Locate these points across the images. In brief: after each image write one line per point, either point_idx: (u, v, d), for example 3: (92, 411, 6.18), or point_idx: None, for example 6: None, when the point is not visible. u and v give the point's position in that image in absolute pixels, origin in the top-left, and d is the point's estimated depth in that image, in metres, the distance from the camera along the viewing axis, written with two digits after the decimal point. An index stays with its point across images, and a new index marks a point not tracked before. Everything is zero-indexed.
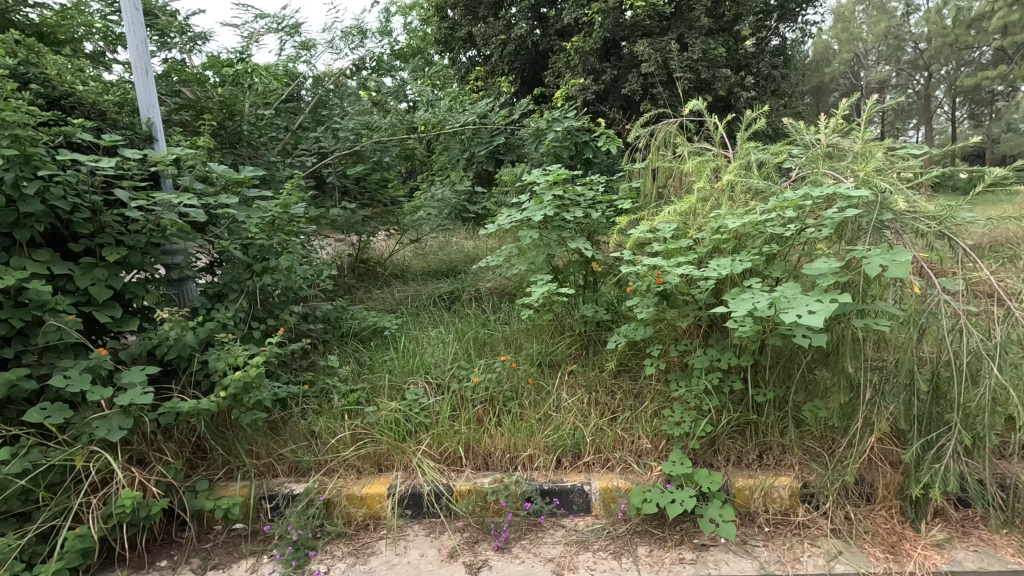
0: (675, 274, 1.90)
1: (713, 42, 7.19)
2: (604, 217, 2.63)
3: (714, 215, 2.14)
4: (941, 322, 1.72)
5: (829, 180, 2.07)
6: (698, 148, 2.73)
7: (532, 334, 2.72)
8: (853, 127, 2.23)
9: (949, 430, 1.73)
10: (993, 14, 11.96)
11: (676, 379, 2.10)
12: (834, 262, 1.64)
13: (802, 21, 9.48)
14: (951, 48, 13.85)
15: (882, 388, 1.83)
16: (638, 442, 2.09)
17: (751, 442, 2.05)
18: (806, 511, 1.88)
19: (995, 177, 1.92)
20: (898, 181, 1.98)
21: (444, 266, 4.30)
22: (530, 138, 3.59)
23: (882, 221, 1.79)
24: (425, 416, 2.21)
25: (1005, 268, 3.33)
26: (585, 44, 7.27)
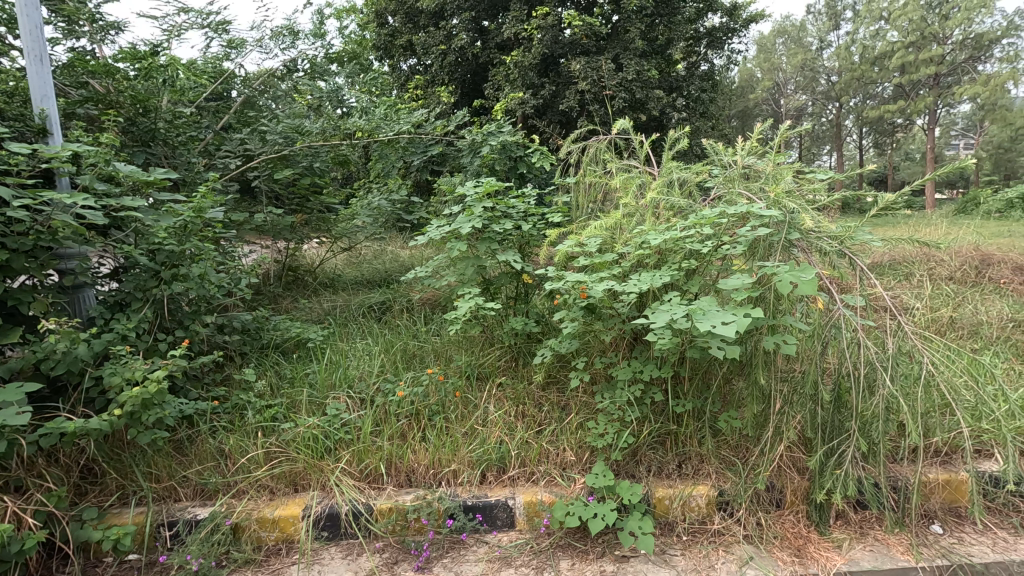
0: (599, 288, 1.93)
1: (646, 65, 7.57)
2: (535, 230, 2.64)
3: (639, 231, 2.20)
4: (842, 335, 1.83)
5: (744, 200, 2.17)
6: (627, 165, 2.80)
7: (461, 346, 2.68)
8: (766, 150, 2.37)
9: (848, 437, 1.84)
10: (893, 54, 13.43)
11: (601, 392, 2.13)
12: (747, 278, 1.72)
13: (728, 50, 10.14)
14: (858, 82, 15.20)
15: (791, 398, 1.92)
16: (564, 454, 2.09)
17: (671, 451, 2.10)
18: (721, 519, 1.94)
19: (888, 202, 2.08)
20: (806, 203, 2.11)
21: (378, 275, 4.19)
22: (466, 149, 3.58)
23: (790, 240, 1.89)
24: (346, 431, 2.12)
25: (901, 286, 3.65)
26: (525, 59, 7.39)
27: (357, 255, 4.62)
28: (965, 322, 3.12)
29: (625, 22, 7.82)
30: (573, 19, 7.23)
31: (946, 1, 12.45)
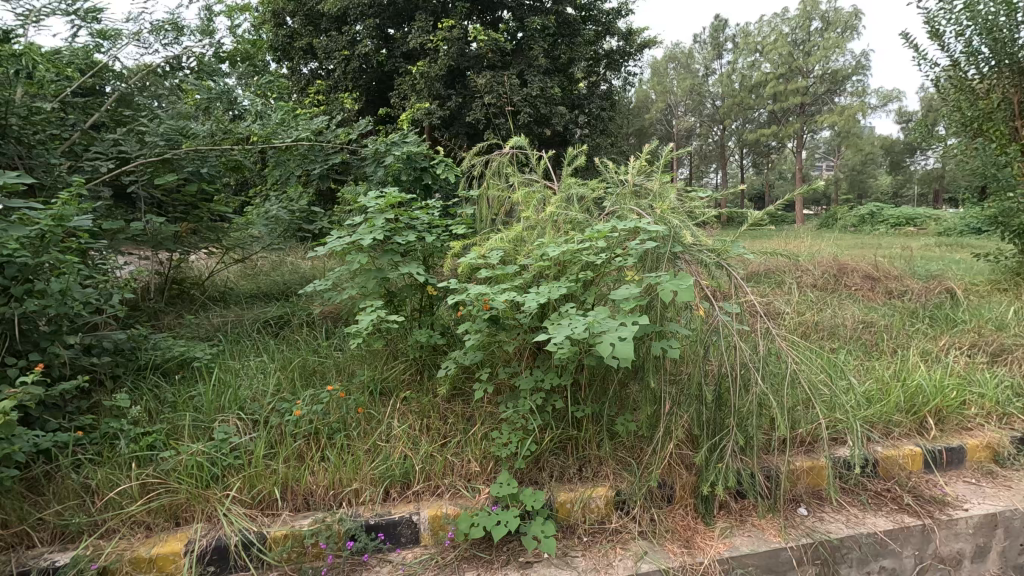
0: (500, 299, 1.97)
1: (549, 82, 7.88)
2: (439, 242, 2.64)
3: (539, 243, 2.27)
4: (721, 339, 2.00)
5: (634, 215, 2.32)
6: (529, 179, 2.88)
7: (365, 360, 2.60)
8: (653, 169, 2.54)
9: (728, 432, 2.01)
10: (767, 83, 15.02)
11: (505, 402, 2.17)
12: (636, 288, 1.83)
13: (625, 72, 10.80)
14: (738, 108, 16.75)
15: (679, 399, 2.06)
16: (469, 466, 2.09)
17: (572, 455, 2.18)
18: (618, 517, 2.03)
19: (756, 219, 2.31)
20: (687, 219, 2.29)
21: (275, 288, 3.97)
22: (369, 159, 3.51)
23: (675, 252, 2.04)
24: (236, 457, 1.98)
25: (773, 293, 4.07)
26: (431, 69, 7.38)
27: (252, 267, 4.35)
28: (824, 324, 3.52)
29: (529, 40, 8.09)
30: (479, 33, 7.35)
31: (808, 40, 14.18)
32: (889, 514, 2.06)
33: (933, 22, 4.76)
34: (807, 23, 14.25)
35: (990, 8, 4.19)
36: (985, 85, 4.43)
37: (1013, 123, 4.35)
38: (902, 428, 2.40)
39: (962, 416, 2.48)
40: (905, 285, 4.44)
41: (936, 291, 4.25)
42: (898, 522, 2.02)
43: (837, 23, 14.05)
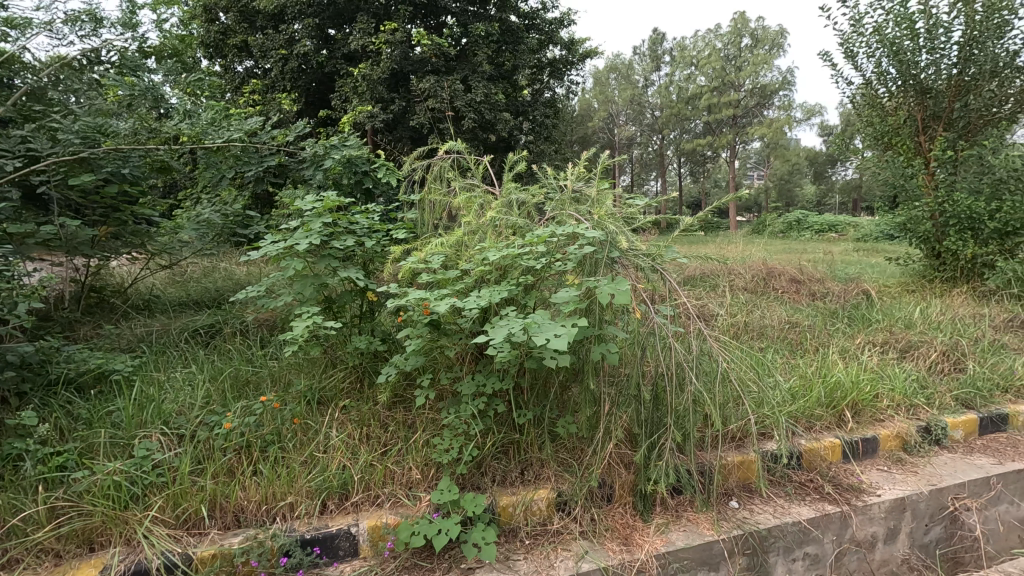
0: (440, 304, 1.95)
1: (493, 88, 7.93)
2: (380, 247, 2.59)
3: (480, 248, 2.27)
4: (656, 340, 2.06)
5: (573, 221, 2.36)
6: (471, 184, 2.88)
7: (302, 369, 2.51)
8: (592, 176, 2.60)
9: (665, 430, 2.07)
10: (702, 95, 15.73)
11: (447, 408, 2.15)
12: (575, 291, 1.86)
13: (568, 81, 11.03)
14: (675, 119, 17.44)
15: (618, 400, 2.11)
16: (410, 473, 2.05)
17: (513, 459, 2.18)
18: (560, 518, 2.05)
19: (688, 225, 2.41)
20: (624, 224, 2.35)
21: (206, 295, 3.78)
22: (307, 161, 3.41)
23: (612, 257, 2.10)
24: (159, 474, 1.86)
25: (707, 296, 4.26)
26: (373, 72, 7.27)
27: (181, 273, 4.12)
28: (754, 325, 3.70)
29: (473, 46, 8.12)
30: (422, 37, 7.29)
31: (738, 56, 14.99)
32: (812, 503, 2.18)
33: (848, 43, 5.13)
34: (738, 39, 15.02)
35: (896, 33, 4.56)
36: (893, 103, 4.81)
37: (917, 139, 4.74)
38: (823, 421, 2.55)
39: (875, 408, 2.67)
40: (826, 287, 4.74)
41: (854, 292, 4.56)
42: (820, 509, 2.14)
43: (765, 41, 14.90)
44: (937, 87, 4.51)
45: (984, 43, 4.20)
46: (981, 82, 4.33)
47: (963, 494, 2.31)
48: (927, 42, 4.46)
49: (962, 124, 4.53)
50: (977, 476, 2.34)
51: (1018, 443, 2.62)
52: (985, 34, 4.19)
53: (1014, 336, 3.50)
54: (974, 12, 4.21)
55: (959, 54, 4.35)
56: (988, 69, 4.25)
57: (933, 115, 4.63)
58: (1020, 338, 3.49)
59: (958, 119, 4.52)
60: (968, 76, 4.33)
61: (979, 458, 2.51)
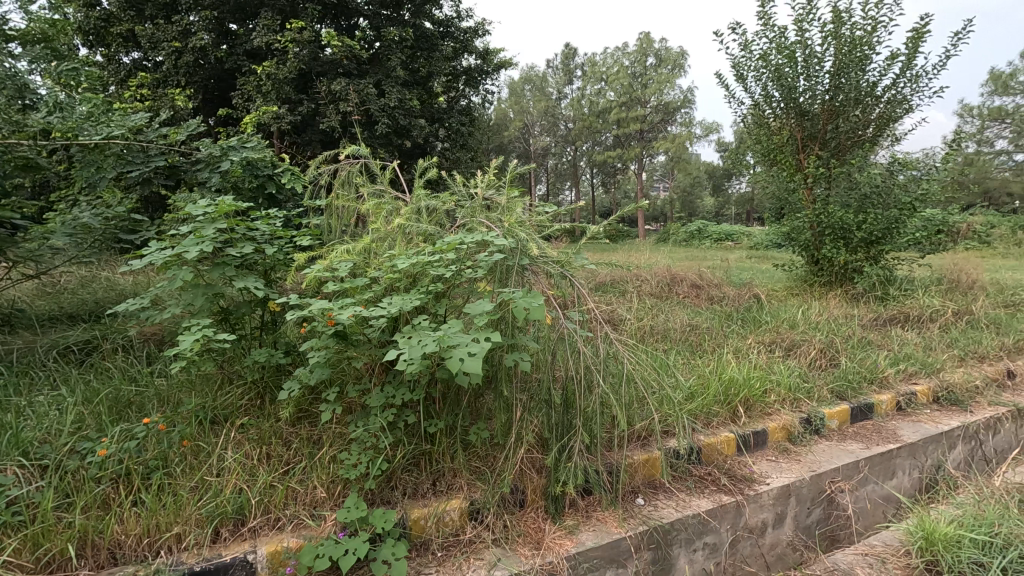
0: (345, 314, 1.87)
1: (408, 94, 7.83)
2: (282, 254, 2.45)
3: (389, 255, 2.21)
4: (565, 346, 2.10)
5: (484, 228, 2.36)
6: (380, 190, 2.80)
7: (193, 387, 2.31)
8: (502, 184, 2.62)
9: (574, 433, 2.11)
10: (611, 110, 16.48)
11: (354, 421, 2.05)
12: (484, 299, 1.85)
13: (484, 90, 11.12)
14: (587, 131, 18.14)
15: (529, 405, 2.12)
16: (314, 492, 1.91)
17: (426, 471, 2.13)
18: (473, 527, 2.02)
19: (595, 233, 2.48)
20: (534, 232, 2.38)
21: (82, 308, 3.39)
22: (200, 163, 3.16)
23: (522, 265, 2.12)
24: (15, 514, 1.62)
25: (616, 303, 4.43)
26: (278, 71, 6.91)
27: (52, 283, 3.68)
28: (658, 329, 3.90)
29: (386, 50, 7.98)
30: (332, 38, 7.04)
31: (644, 74, 15.87)
32: (710, 495, 2.31)
33: (738, 66, 5.57)
34: (643, 58, 15.90)
35: (779, 60, 5.04)
36: (777, 123, 5.28)
37: (797, 156, 5.24)
38: (719, 417, 2.72)
39: (764, 403, 2.89)
40: (723, 292, 5.10)
41: (746, 296, 4.94)
42: (717, 501, 2.26)
43: (668, 61, 15.85)
44: (813, 110, 5.00)
45: (849, 73, 4.72)
46: (847, 108, 4.86)
47: (838, 477, 2.54)
48: (803, 69, 4.94)
49: (834, 144, 5.06)
50: (848, 460, 2.59)
51: (882, 428, 2.93)
52: (850, 65, 4.71)
53: (878, 333, 3.94)
54: (841, 45, 4.73)
55: (830, 81, 4.86)
56: (852, 96, 4.79)
57: (810, 135, 5.13)
58: (882, 334, 3.93)
59: (830, 139, 5.07)
60: (838, 102, 4.86)
61: (850, 444, 2.77)
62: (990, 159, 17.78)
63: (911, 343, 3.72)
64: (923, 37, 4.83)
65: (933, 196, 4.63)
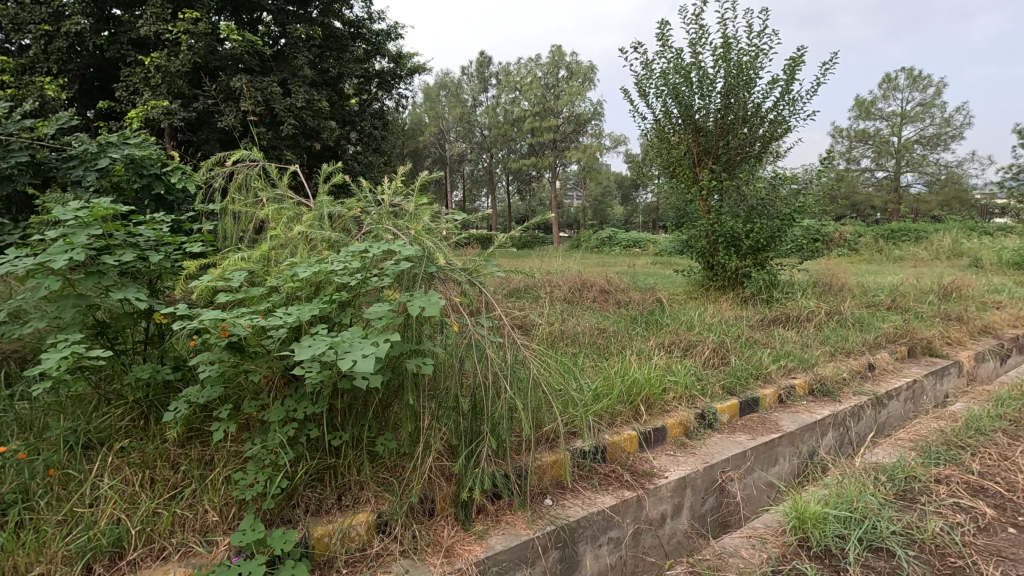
0: (237, 325, 1.74)
1: (316, 94, 7.53)
2: (169, 262, 2.26)
3: (289, 263, 2.11)
4: (472, 352, 2.09)
5: (390, 235, 2.31)
6: (280, 194, 2.67)
7: (63, 409, 2.05)
8: (409, 192, 2.59)
9: (482, 439, 2.10)
10: (526, 119, 16.86)
11: (251, 438, 1.92)
12: (388, 306, 1.81)
13: (398, 95, 10.95)
14: (502, 139, 18.46)
15: (437, 413, 2.09)
16: (205, 516, 1.76)
17: (331, 487, 2.03)
18: (380, 541, 1.95)
19: (503, 241, 2.52)
20: (441, 240, 2.37)
21: None
22: (73, 160, 2.85)
23: (429, 272, 2.09)
24: None
25: (528, 308, 4.53)
26: (169, 64, 6.40)
27: None
28: (568, 333, 4.02)
29: (292, 48, 7.65)
30: (231, 31, 6.63)
31: (556, 86, 16.40)
32: (613, 491, 2.41)
33: (641, 83, 5.89)
34: (555, 70, 16.41)
35: (677, 79, 5.39)
36: (676, 138, 5.64)
37: (694, 169, 5.62)
38: (622, 416, 2.86)
39: (663, 402, 3.07)
40: (629, 296, 5.36)
41: (650, 301, 5.22)
42: (620, 497, 2.36)
43: (578, 74, 16.48)
44: (707, 127, 5.40)
45: (737, 94, 5.14)
46: (736, 126, 5.29)
47: (728, 468, 2.75)
48: (698, 89, 5.32)
49: (725, 159, 5.48)
50: (737, 451, 2.80)
51: (766, 419, 3.20)
52: (737, 87, 5.15)
53: (763, 333, 4.31)
54: (730, 68, 5.15)
55: (721, 101, 5.27)
56: (739, 115, 5.21)
57: (705, 150, 5.53)
58: (766, 334, 4.30)
59: (722, 154, 5.47)
60: (728, 120, 5.28)
61: (739, 435, 3.00)
62: (857, 176, 20.07)
63: (790, 341, 4.10)
64: (798, 65, 5.36)
65: (808, 208, 5.16)
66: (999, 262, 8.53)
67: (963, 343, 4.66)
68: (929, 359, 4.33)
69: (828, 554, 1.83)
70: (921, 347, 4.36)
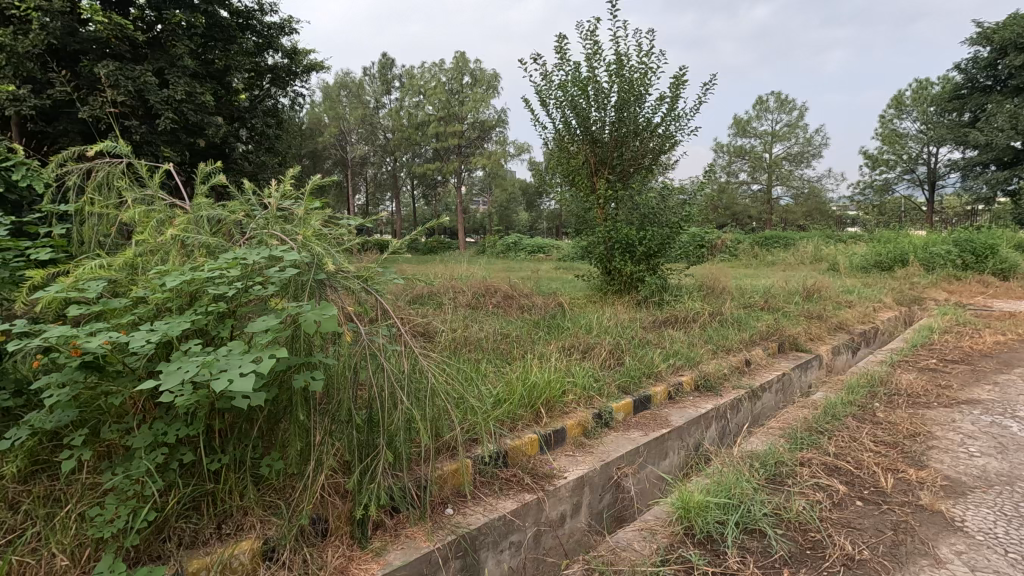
0: (90, 342, 1.50)
1: (198, 86, 6.93)
2: (8, 270, 1.95)
3: (157, 270, 1.89)
4: (366, 364, 1.96)
5: (277, 241, 2.14)
6: (149, 195, 2.41)
7: None
8: (299, 196, 2.44)
9: (377, 452, 1.96)
10: (430, 123, 16.70)
11: (110, 468, 1.65)
12: (271, 318, 1.65)
13: (293, 92, 10.40)
14: (407, 142, 18.16)
15: (331, 428, 1.92)
16: (53, 562, 1.49)
17: (210, 515, 1.77)
18: (267, 569, 1.72)
19: (400, 247, 2.43)
20: (333, 246, 2.24)
21: None
22: None
23: (319, 281, 1.95)
24: None
25: (431, 315, 4.47)
26: (16, 43, 5.60)
27: None
28: (471, 339, 4.01)
29: (170, 35, 6.96)
30: (95, 12, 5.92)
31: (461, 91, 16.43)
32: (513, 495, 2.41)
33: (541, 94, 6.03)
34: (459, 76, 16.45)
35: (574, 91, 5.60)
36: (575, 148, 5.83)
37: (592, 178, 5.85)
38: (523, 420, 2.89)
39: (563, 404, 3.15)
40: (532, 301, 5.45)
41: (551, 305, 5.35)
42: (520, 500, 2.37)
43: (482, 81, 16.66)
44: (603, 138, 5.66)
45: (629, 109, 5.45)
46: (629, 138, 5.61)
47: (623, 464, 2.87)
48: (594, 102, 5.57)
49: (619, 169, 5.77)
50: (630, 447, 2.93)
51: (657, 416, 3.39)
52: (629, 102, 5.46)
53: (655, 334, 4.57)
54: (622, 83, 5.45)
55: (614, 115, 5.56)
56: (631, 129, 5.55)
57: (601, 161, 5.79)
58: (657, 335, 4.57)
59: (617, 164, 5.76)
60: (621, 133, 5.57)
61: (633, 432, 3.15)
62: (736, 188, 22.04)
63: (678, 341, 4.39)
64: (682, 85, 5.79)
65: (693, 217, 5.56)
66: (850, 266, 9.73)
67: (823, 338, 5.24)
68: (796, 353, 4.81)
69: (710, 539, 1.96)
70: (788, 342, 4.84)
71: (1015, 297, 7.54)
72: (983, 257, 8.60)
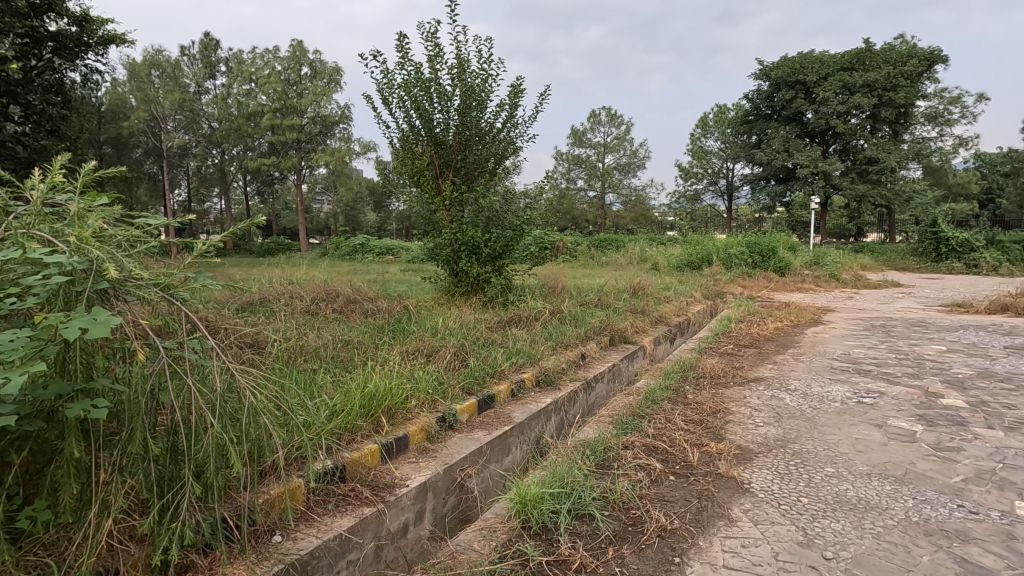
0: None
1: None
2: None
3: None
4: (164, 383, 1.59)
5: (40, 243, 1.72)
6: None
7: None
8: (75, 189, 2.01)
9: (182, 486, 1.60)
10: (263, 115, 15.37)
11: None
12: (23, 331, 1.29)
13: (86, 67, 8.82)
14: (236, 134, 16.48)
15: (120, 464, 1.52)
16: None
17: None
18: None
19: (212, 250, 2.11)
20: (122, 248, 1.87)
21: None
22: None
23: (102, 291, 1.58)
24: None
25: (258, 324, 4.07)
26: None
27: None
28: (307, 348, 3.72)
29: None
30: None
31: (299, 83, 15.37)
32: (351, 511, 2.26)
33: (383, 92, 5.84)
34: (297, 67, 15.38)
35: (418, 92, 5.53)
36: (420, 149, 5.74)
37: (437, 180, 5.81)
38: (362, 431, 2.75)
39: (406, 410, 3.07)
40: (376, 304, 5.24)
41: (396, 308, 5.19)
42: (358, 515, 2.23)
43: (323, 74, 15.80)
44: (447, 141, 5.68)
45: (471, 113, 5.54)
46: (471, 142, 5.70)
47: (466, 464, 2.88)
48: (437, 103, 5.55)
49: (463, 173, 5.83)
50: (473, 447, 2.96)
51: (500, 414, 3.46)
52: (471, 106, 5.54)
53: (499, 334, 4.68)
54: (464, 87, 5.50)
55: (458, 118, 5.61)
56: (474, 133, 5.65)
57: (445, 163, 5.80)
58: (501, 334, 4.69)
59: (461, 168, 5.81)
60: (465, 136, 5.65)
61: (476, 432, 3.17)
62: (574, 193, 23.71)
63: (521, 340, 4.55)
64: (519, 94, 6.04)
65: (533, 220, 5.80)
66: (669, 265, 11.02)
67: (646, 330, 5.83)
68: (624, 345, 5.28)
69: (545, 530, 2.04)
70: (617, 336, 5.30)
71: (789, 290, 9.15)
72: (767, 257, 10.29)
